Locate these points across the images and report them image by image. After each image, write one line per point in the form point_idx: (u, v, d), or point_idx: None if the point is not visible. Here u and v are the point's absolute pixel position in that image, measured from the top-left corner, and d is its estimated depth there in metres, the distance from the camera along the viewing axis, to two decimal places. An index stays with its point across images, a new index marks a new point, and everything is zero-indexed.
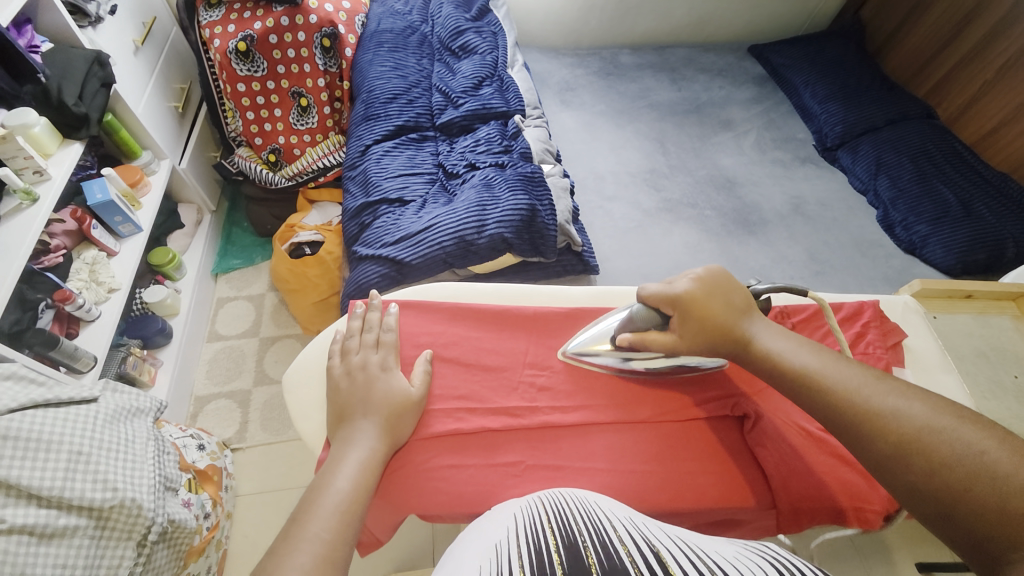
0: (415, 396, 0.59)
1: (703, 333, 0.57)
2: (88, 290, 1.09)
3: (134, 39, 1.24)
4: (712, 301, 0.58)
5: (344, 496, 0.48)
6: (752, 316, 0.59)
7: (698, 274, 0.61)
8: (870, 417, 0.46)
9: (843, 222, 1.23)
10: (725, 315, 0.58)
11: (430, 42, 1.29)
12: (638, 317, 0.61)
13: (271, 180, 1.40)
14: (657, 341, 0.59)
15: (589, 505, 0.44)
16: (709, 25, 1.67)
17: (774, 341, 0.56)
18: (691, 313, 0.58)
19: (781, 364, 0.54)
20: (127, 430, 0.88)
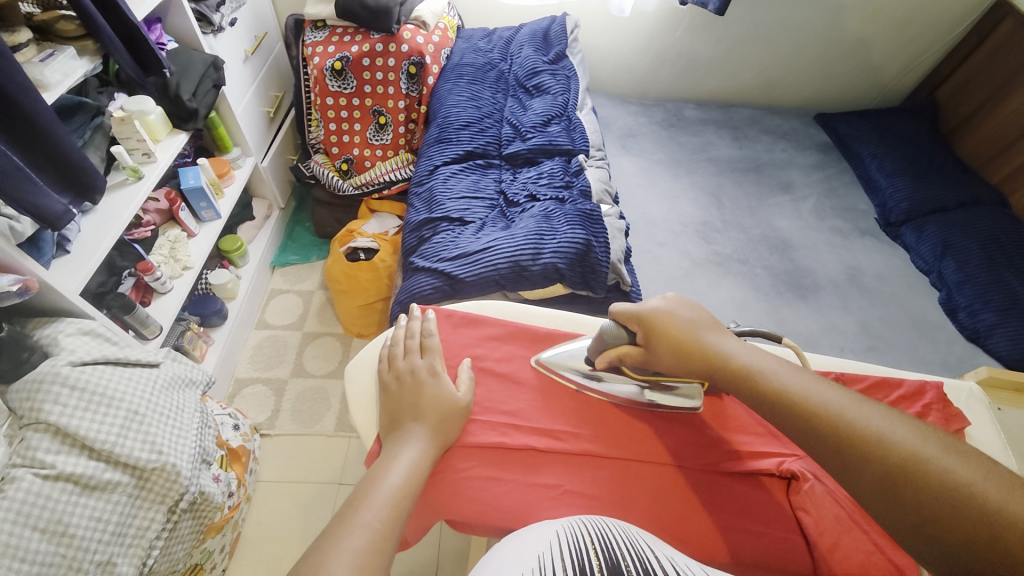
0: (463, 402, 0.61)
1: (665, 347, 0.60)
2: (166, 265, 1.19)
3: (245, 50, 1.38)
4: (679, 319, 0.60)
5: (393, 491, 0.51)
6: (721, 333, 0.59)
7: (667, 299, 0.64)
8: (856, 441, 0.43)
9: (902, 300, 1.19)
10: (692, 334, 0.59)
11: (506, 79, 1.38)
12: (608, 335, 0.64)
13: (340, 187, 1.51)
14: (631, 356, 0.62)
15: (638, 544, 0.44)
16: (777, 89, 1.70)
17: (746, 356, 0.55)
18: (656, 333, 0.61)
19: (757, 381, 0.52)
20: (179, 398, 0.94)
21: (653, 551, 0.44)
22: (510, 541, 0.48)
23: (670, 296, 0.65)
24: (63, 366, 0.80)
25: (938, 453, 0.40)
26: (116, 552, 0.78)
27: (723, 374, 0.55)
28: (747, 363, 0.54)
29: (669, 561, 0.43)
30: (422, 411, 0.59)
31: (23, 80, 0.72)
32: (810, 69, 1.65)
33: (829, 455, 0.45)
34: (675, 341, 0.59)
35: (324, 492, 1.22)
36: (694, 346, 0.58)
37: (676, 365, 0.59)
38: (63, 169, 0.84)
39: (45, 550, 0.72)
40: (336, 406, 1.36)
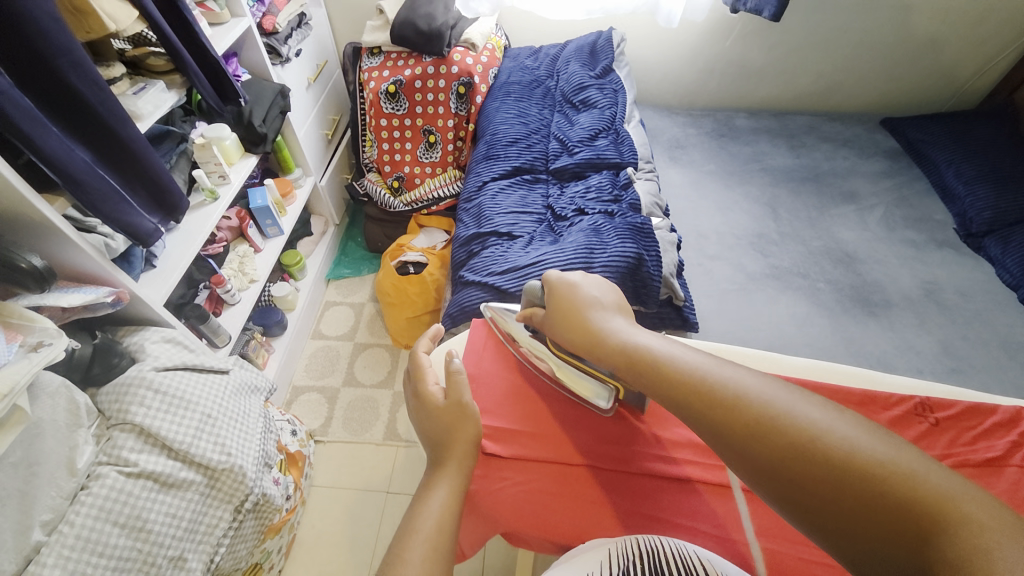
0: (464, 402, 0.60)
1: (559, 315, 0.62)
2: (235, 278, 1.28)
3: (308, 78, 1.48)
4: (584, 292, 0.62)
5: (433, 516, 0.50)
6: (615, 312, 0.60)
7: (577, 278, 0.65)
8: (719, 401, 0.43)
9: (988, 318, 1.08)
10: (587, 306, 0.61)
11: (553, 95, 1.40)
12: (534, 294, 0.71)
13: (391, 204, 1.57)
14: (535, 319, 0.69)
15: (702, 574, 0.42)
16: (836, 94, 1.62)
17: (627, 329, 0.56)
18: (556, 309, 0.63)
19: (631, 355, 0.52)
20: (246, 404, 1.00)
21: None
22: (570, 559, 0.49)
23: (592, 275, 0.67)
24: (148, 371, 0.87)
25: (795, 404, 0.40)
26: (188, 547, 0.83)
27: (603, 348, 0.55)
28: (627, 337, 0.54)
29: None
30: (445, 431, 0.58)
31: (119, 111, 0.81)
32: (873, 73, 1.56)
33: (696, 421, 0.44)
34: (568, 313, 0.61)
35: (372, 499, 1.25)
36: (583, 318, 0.59)
37: (568, 339, 0.60)
38: (154, 190, 0.92)
39: (123, 544, 0.76)
40: (385, 415, 1.40)
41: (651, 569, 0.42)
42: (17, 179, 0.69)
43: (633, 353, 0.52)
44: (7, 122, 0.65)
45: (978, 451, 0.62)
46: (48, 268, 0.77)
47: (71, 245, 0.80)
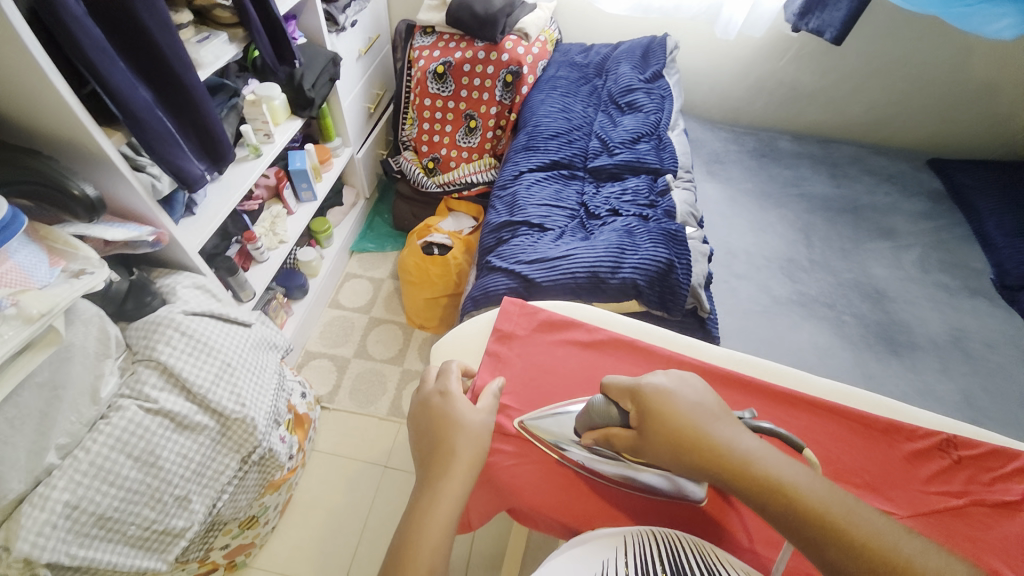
0: (466, 414, 0.60)
1: (668, 439, 0.52)
2: (266, 237, 1.31)
3: (359, 49, 1.50)
4: (686, 403, 0.54)
5: (437, 525, 0.50)
6: (730, 422, 0.53)
7: (670, 376, 0.57)
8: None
9: (1014, 374, 1.05)
10: (699, 419, 0.52)
11: (599, 94, 1.39)
12: (596, 411, 0.59)
13: (423, 183, 1.59)
14: (618, 437, 0.56)
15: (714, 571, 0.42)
16: (886, 128, 1.59)
17: (770, 461, 0.48)
18: (653, 415, 0.54)
19: (784, 497, 0.46)
20: (263, 359, 1.02)
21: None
22: (580, 544, 0.49)
23: (675, 372, 0.59)
24: (177, 314, 0.90)
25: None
26: (193, 489, 0.85)
27: (745, 485, 0.47)
28: (773, 472, 0.47)
29: None
30: (449, 442, 0.57)
31: (183, 55, 0.82)
32: (927, 111, 1.52)
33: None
34: (681, 435, 0.51)
35: (369, 471, 1.26)
36: (702, 437, 0.51)
37: (672, 458, 0.52)
38: (205, 138, 0.94)
39: (133, 476, 0.79)
40: (391, 391, 1.41)
41: (658, 561, 0.42)
42: (77, 105, 0.71)
43: (785, 492, 0.46)
44: (76, 49, 0.67)
45: (994, 495, 0.60)
46: (99, 199, 0.78)
47: (123, 181, 0.82)
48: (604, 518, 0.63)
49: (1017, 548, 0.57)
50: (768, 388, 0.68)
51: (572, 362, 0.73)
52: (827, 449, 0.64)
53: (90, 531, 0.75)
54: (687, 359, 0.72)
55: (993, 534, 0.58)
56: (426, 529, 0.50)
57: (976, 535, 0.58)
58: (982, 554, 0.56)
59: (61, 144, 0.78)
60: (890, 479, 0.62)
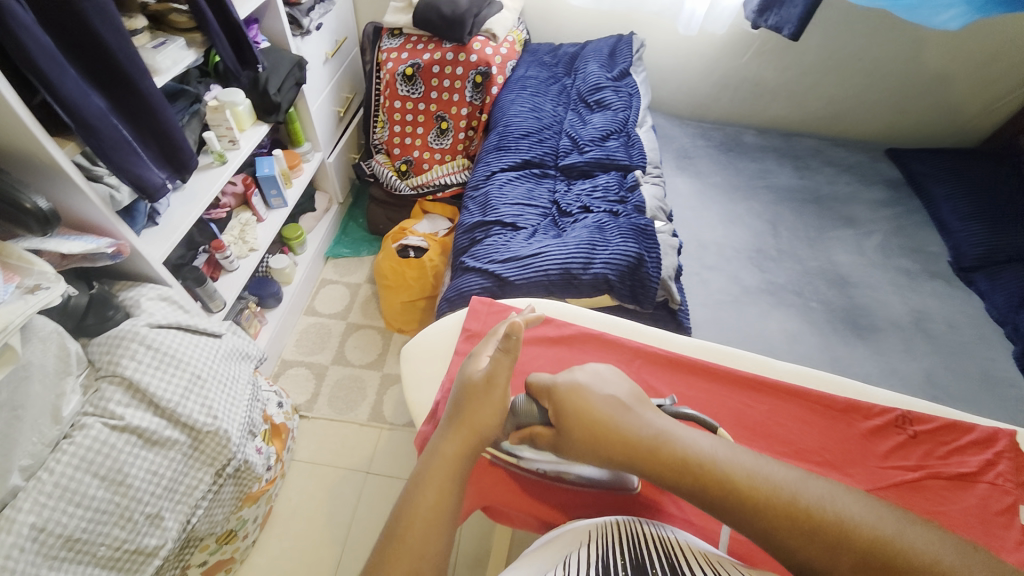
0: (483, 379, 0.58)
1: (587, 438, 0.52)
2: (235, 245, 1.28)
3: (326, 53, 1.48)
4: (598, 401, 0.54)
5: (426, 504, 0.51)
6: (644, 408, 0.55)
7: (581, 373, 0.58)
8: (826, 526, 0.43)
9: (971, 351, 1.11)
10: (613, 415, 0.52)
11: (568, 93, 1.41)
12: (519, 410, 0.58)
13: (397, 186, 1.57)
14: (541, 438, 0.56)
15: (678, 558, 0.43)
16: (845, 120, 1.65)
17: (686, 442, 0.50)
18: (568, 413, 0.54)
19: (703, 473, 0.48)
20: (235, 369, 1.00)
21: (697, 565, 0.42)
22: (550, 543, 0.50)
23: (590, 366, 0.60)
24: (142, 327, 0.88)
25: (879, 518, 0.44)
26: (165, 506, 0.83)
27: (665, 471, 0.49)
28: (691, 450, 0.49)
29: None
30: (467, 410, 0.56)
31: (138, 61, 0.80)
32: (883, 103, 1.58)
33: (802, 545, 0.43)
34: (598, 431, 0.52)
35: (351, 478, 1.25)
36: (620, 433, 0.51)
37: (592, 453, 0.52)
38: (166, 146, 0.92)
39: (102, 496, 0.76)
40: (371, 396, 1.40)
41: (629, 553, 0.43)
42: (28, 116, 0.69)
43: (705, 468, 0.48)
44: (26, 59, 0.65)
45: (949, 467, 0.63)
46: (53, 212, 0.76)
47: (78, 192, 0.80)
48: (572, 509, 0.65)
49: (976, 519, 0.59)
50: (733, 374, 0.70)
51: (543, 360, 0.72)
52: (789, 431, 0.66)
53: (59, 554, 0.72)
54: (656, 351, 0.72)
55: (954, 507, 0.60)
56: (416, 508, 0.51)
57: (937, 508, 0.60)
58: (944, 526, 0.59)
59: (12, 156, 0.75)
60: (850, 456, 0.64)
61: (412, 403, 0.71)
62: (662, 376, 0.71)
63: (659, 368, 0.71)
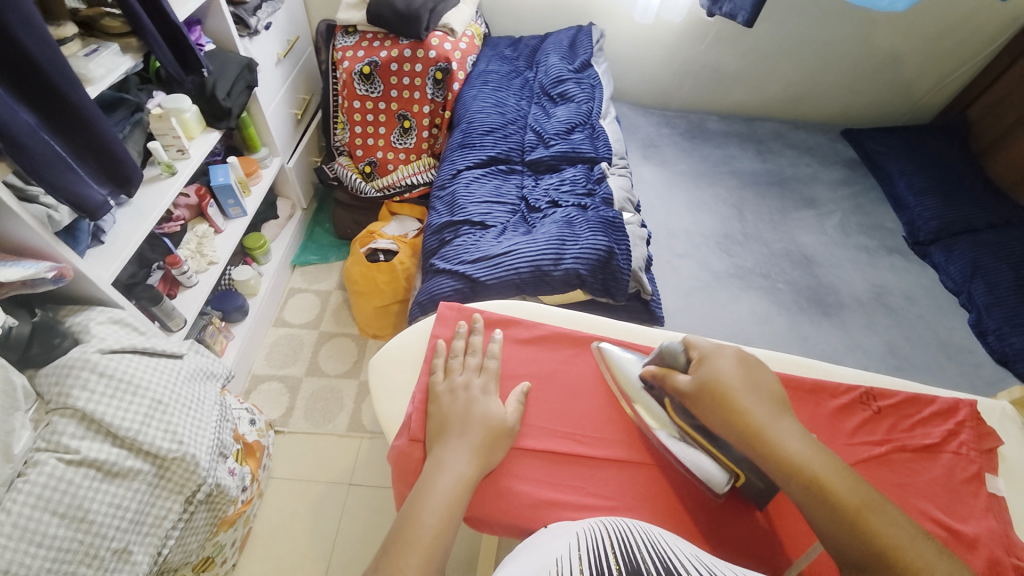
0: (511, 423, 0.60)
1: (711, 396, 0.54)
2: (192, 259, 1.22)
3: (278, 53, 1.42)
4: (729, 371, 0.55)
5: (439, 505, 0.50)
6: (783, 410, 0.53)
7: (744, 355, 0.57)
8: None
9: (929, 321, 1.16)
10: (747, 389, 0.53)
11: (531, 86, 1.39)
12: (665, 360, 0.61)
13: (362, 189, 1.53)
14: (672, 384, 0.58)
15: (654, 538, 0.44)
16: (802, 103, 1.69)
17: (796, 442, 0.49)
18: (706, 377, 0.56)
19: (805, 475, 0.47)
20: (200, 390, 0.95)
21: (673, 546, 0.43)
22: (528, 545, 0.47)
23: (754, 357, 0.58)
24: (93, 352, 0.82)
25: None
26: (133, 540, 0.79)
27: (767, 457, 0.49)
28: (803, 456, 0.48)
29: (696, 557, 0.41)
30: (472, 417, 0.58)
31: (68, 72, 0.75)
32: (836, 85, 1.63)
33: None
34: (724, 396, 0.53)
35: (333, 491, 1.22)
36: (742, 404, 0.52)
37: (714, 417, 0.53)
38: (106, 160, 0.86)
39: (62, 535, 0.72)
40: (349, 406, 1.37)
41: (611, 539, 0.43)
42: None
43: (809, 471, 0.47)
44: None
45: (913, 438, 0.65)
46: None
47: (11, 215, 0.74)
48: (559, 512, 0.57)
49: (942, 488, 0.62)
50: None
51: (519, 358, 0.68)
52: None
53: None
54: (627, 344, 0.71)
55: (920, 478, 0.62)
56: (422, 507, 0.49)
57: (904, 480, 0.62)
58: (911, 497, 0.61)
59: None
60: (823, 435, 0.65)
61: (381, 417, 0.65)
62: None
63: None
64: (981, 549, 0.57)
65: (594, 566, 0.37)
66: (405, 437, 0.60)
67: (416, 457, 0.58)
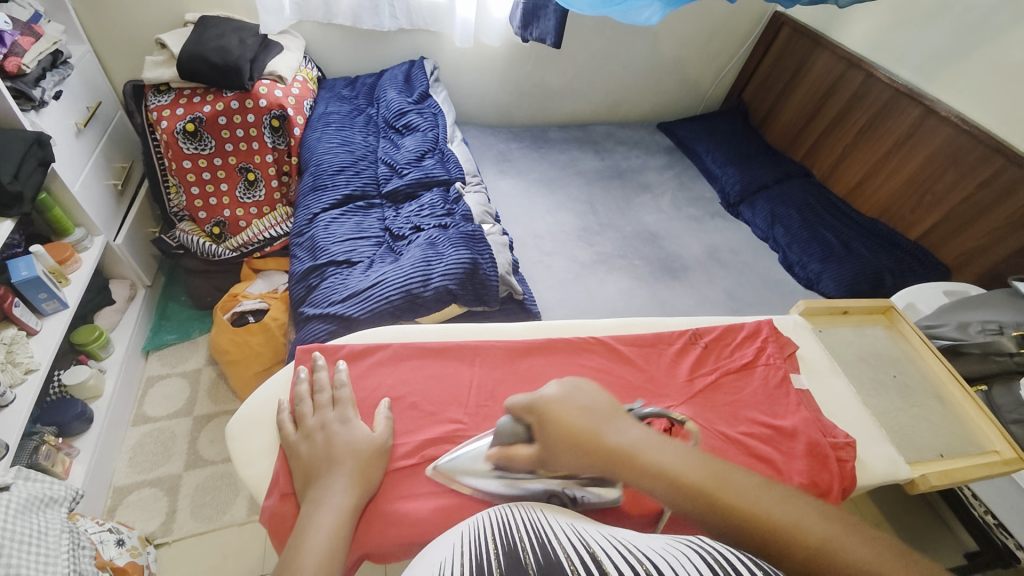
0: (381, 440, 0.60)
1: (566, 447, 0.51)
2: (2, 372, 1.01)
3: (76, 122, 1.26)
4: (571, 413, 0.52)
5: (319, 542, 0.48)
6: (621, 417, 0.53)
7: (561, 381, 0.57)
8: (783, 538, 0.41)
9: (754, 266, 1.40)
10: (597, 422, 0.51)
11: (375, 122, 1.42)
12: (503, 431, 0.57)
13: (214, 251, 1.40)
14: (523, 457, 0.55)
15: (534, 517, 0.47)
16: (621, 106, 1.94)
17: (643, 443, 0.49)
18: (552, 422, 0.53)
19: (660, 471, 0.47)
20: (40, 521, 0.76)
21: (550, 520, 0.46)
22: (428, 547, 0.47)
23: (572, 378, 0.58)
24: None
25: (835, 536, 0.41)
26: None
27: (633, 475, 0.48)
28: (658, 457, 0.48)
29: (571, 526, 0.45)
30: (337, 448, 0.57)
31: None
32: (643, 87, 1.91)
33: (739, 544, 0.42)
34: (583, 443, 0.50)
35: None
36: (602, 441, 0.50)
37: (573, 461, 0.50)
38: None
39: None
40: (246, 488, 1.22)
41: (495, 530, 0.44)
42: None
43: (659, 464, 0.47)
44: None
45: (736, 361, 0.78)
46: None
47: None
48: (451, 516, 0.58)
49: (762, 396, 0.75)
50: (564, 342, 0.77)
51: (388, 380, 0.68)
52: (614, 376, 0.74)
53: None
54: (494, 344, 0.75)
55: (745, 392, 0.75)
56: (302, 551, 0.47)
57: (733, 398, 0.75)
58: (740, 410, 0.73)
59: None
60: (665, 378, 0.75)
61: (246, 483, 0.59)
62: (507, 362, 0.74)
63: (500, 356, 0.74)
64: (800, 436, 0.70)
65: (479, 557, 0.39)
66: (275, 495, 0.57)
67: (291, 512, 0.56)
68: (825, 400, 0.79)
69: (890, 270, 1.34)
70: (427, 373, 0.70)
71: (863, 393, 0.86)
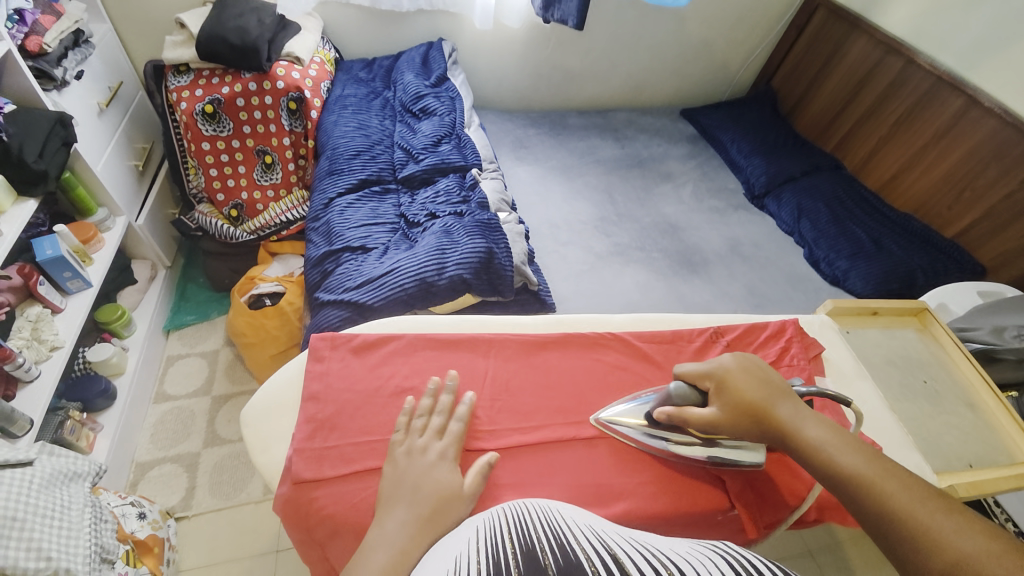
0: (467, 490, 0.55)
1: (736, 411, 0.59)
2: (29, 349, 1.04)
3: (99, 102, 1.27)
4: (747, 391, 0.60)
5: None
6: (789, 400, 0.60)
7: (733, 357, 0.64)
8: (917, 530, 0.45)
9: (777, 261, 1.36)
10: (766, 398, 0.59)
11: (392, 105, 1.40)
12: (675, 395, 0.61)
13: (232, 235, 1.41)
14: (693, 418, 0.60)
15: (551, 514, 0.47)
16: (644, 92, 1.88)
17: (800, 423, 0.57)
18: (726, 391, 0.61)
19: (811, 450, 0.54)
20: (63, 495, 0.79)
21: (566, 519, 0.46)
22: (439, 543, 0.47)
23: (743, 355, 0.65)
24: None
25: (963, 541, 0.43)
26: None
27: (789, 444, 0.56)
28: (814, 437, 0.55)
29: (589, 527, 0.44)
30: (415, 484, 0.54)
31: None
32: (666, 72, 1.84)
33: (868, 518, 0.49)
34: (750, 411, 0.58)
35: (260, 563, 1.10)
36: (768, 412, 0.58)
37: (737, 424, 0.59)
38: None
39: None
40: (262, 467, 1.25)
41: (511, 526, 0.44)
42: None
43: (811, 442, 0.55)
44: None
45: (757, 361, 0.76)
46: None
47: None
48: None
49: None
50: (580, 336, 0.76)
51: (402, 370, 0.68)
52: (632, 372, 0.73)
53: None
54: (508, 336, 0.74)
55: None
56: None
57: None
58: None
59: None
60: None
61: (259, 469, 0.61)
62: (521, 356, 0.73)
63: (514, 350, 0.73)
64: None
65: (490, 554, 0.39)
66: (289, 483, 0.58)
67: (304, 499, 0.57)
68: (850, 404, 0.76)
69: (922, 269, 1.29)
70: (441, 364, 0.69)
71: (890, 397, 0.83)
